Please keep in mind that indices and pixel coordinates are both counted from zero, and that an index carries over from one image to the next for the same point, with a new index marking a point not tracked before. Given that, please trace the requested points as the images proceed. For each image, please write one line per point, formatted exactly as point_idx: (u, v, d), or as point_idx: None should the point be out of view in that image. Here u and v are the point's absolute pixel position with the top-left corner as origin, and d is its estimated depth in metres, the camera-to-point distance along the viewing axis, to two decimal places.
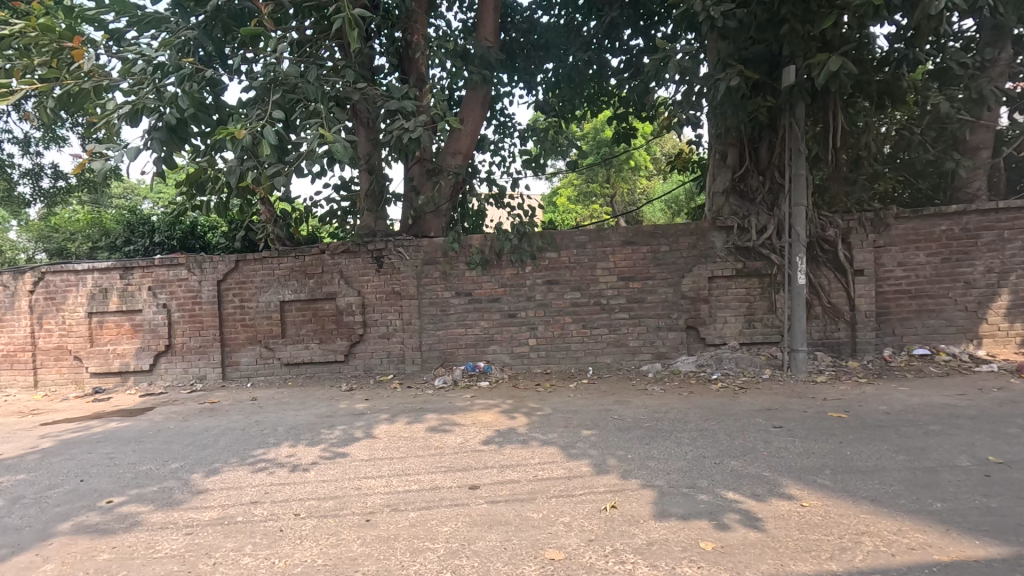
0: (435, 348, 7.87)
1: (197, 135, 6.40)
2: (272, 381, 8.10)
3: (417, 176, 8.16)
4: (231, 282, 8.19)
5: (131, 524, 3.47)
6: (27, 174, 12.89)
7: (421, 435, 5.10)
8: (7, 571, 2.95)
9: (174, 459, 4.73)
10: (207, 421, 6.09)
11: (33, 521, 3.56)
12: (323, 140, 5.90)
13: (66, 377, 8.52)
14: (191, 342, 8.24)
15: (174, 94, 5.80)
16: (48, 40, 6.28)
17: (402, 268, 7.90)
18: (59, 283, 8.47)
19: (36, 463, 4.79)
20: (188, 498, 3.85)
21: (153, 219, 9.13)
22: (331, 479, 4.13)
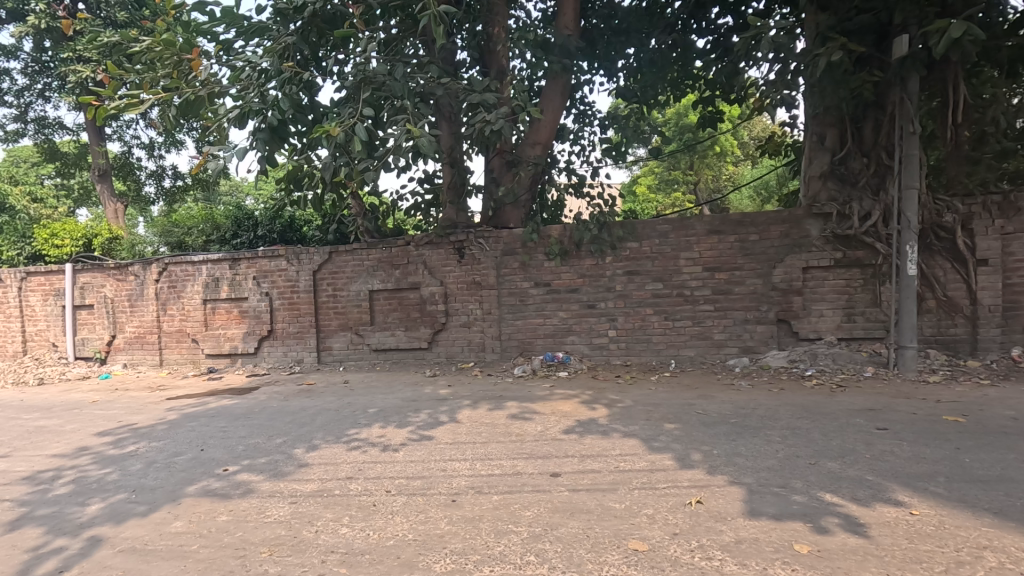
0: (514, 337, 7.97)
1: (294, 135, 6.86)
2: (361, 366, 8.57)
3: (498, 168, 8.29)
4: (325, 272, 8.74)
5: (244, 491, 3.83)
6: (152, 175, 14.42)
7: (503, 421, 5.22)
8: (146, 525, 3.36)
9: (277, 434, 5.14)
10: (305, 401, 6.56)
11: (164, 483, 4.02)
12: (410, 135, 6.15)
13: (185, 357, 9.48)
14: (290, 327, 8.90)
15: (276, 97, 6.28)
16: (170, 53, 6.96)
17: (482, 258, 8.06)
18: (179, 273, 9.41)
19: (164, 433, 5.39)
20: (292, 471, 4.19)
21: (257, 214, 9.90)
22: (418, 459, 4.32)
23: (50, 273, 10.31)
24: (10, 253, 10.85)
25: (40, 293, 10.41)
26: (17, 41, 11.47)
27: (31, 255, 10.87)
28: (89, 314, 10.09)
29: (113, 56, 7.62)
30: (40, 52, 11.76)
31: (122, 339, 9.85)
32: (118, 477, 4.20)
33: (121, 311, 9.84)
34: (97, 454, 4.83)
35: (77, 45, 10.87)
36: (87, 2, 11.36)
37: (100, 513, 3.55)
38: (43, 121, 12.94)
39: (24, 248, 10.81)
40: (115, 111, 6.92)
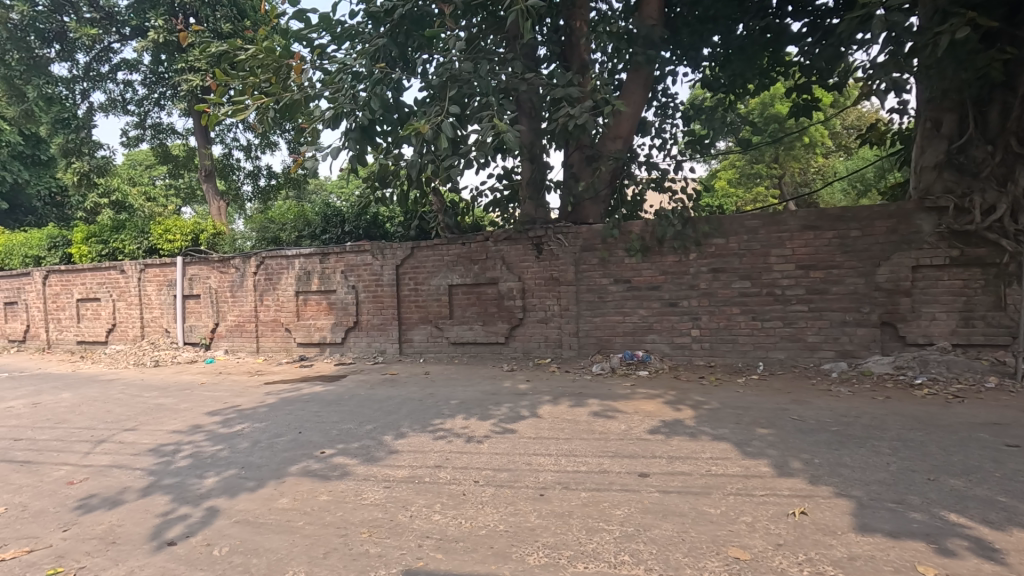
0: (592, 335, 7.88)
1: (382, 134, 7.11)
2: (440, 358, 8.80)
3: (578, 163, 8.23)
4: (407, 267, 9.03)
5: (342, 473, 4.03)
6: (249, 175, 15.52)
7: (585, 418, 5.18)
8: (257, 500, 3.60)
9: (367, 421, 5.37)
10: (390, 390, 6.82)
11: (269, 461, 4.31)
12: (495, 132, 6.24)
13: (279, 345, 10.12)
14: (374, 319, 9.27)
15: (367, 97, 6.53)
16: (271, 60, 7.41)
17: (561, 254, 8.03)
18: (275, 266, 10.05)
19: (265, 415, 5.78)
20: (383, 456, 4.36)
21: (344, 211, 10.36)
22: (503, 452, 4.37)
23: (164, 265, 11.32)
24: (132, 247, 12.00)
25: (155, 283, 11.46)
26: (139, 54, 12.66)
27: (148, 249, 11.96)
28: (196, 303, 11.00)
29: (221, 65, 8.22)
30: (158, 64, 12.92)
31: (225, 327, 10.66)
32: (229, 453, 4.55)
33: (224, 300, 10.65)
34: (209, 432, 5.25)
35: (189, 57, 11.86)
36: (197, 17, 12.35)
37: (216, 486, 3.86)
38: (158, 127, 14.21)
39: (143, 243, 11.91)
40: (223, 116, 7.46)
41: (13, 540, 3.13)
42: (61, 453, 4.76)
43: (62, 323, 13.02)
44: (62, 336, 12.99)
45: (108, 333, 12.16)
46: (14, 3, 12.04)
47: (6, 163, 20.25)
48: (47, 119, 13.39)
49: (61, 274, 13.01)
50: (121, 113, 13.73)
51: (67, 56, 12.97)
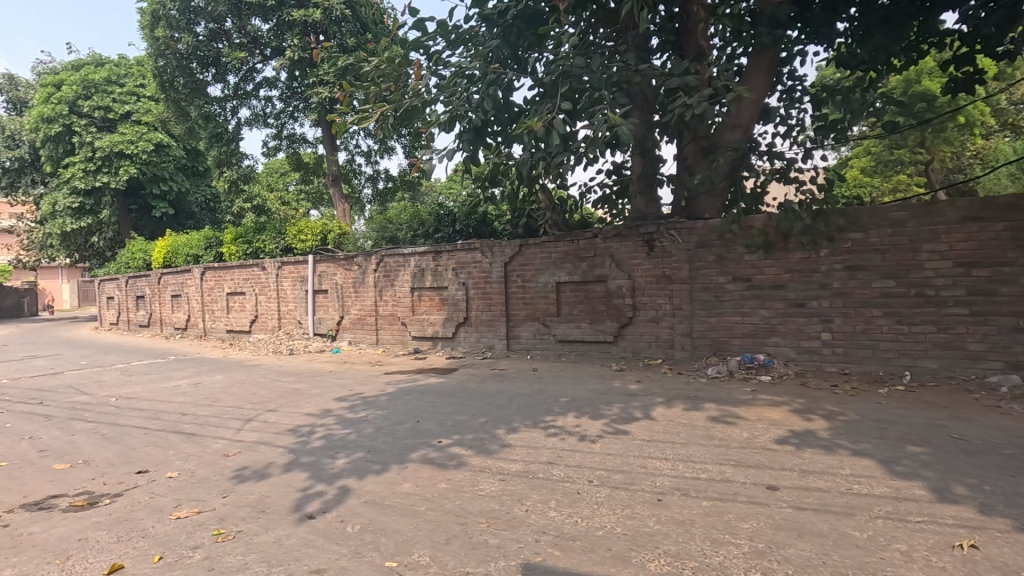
0: (707, 336, 7.48)
1: (494, 134, 7.25)
2: (547, 355, 8.82)
3: (692, 156, 7.87)
4: (516, 264, 9.15)
5: (459, 463, 4.16)
6: (369, 179, 16.68)
7: (703, 423, 4.92)
8: (382, 482, 3.83)
9: (480, 414, 5.52)
10: (500, 385, 6.96)
11: (392, 447, 4.56)
12: (608, 126, 6.10)
13: (396, 338, 10.73)
14: (484, 315, 9.52)
15: (480, 98, 6.69)
16: (392, 69, 7.83)
17: (674, 251, 7.71)
18: (393, 264, 10.67)
19: (386, 403, 6.15)
20: (497, 449, 4.44)
21: (455, 211, 10.72)
22: (617, 453, 4.27)
23: (298, 262, 12.45)
24: (271, 247, 13.35)
25: (290, 279, 12.64)
26: (277, 72, 14.05)
27: (284, 248, 13.22)
28: (324, 298, 11.98)
29: (348, 76, 8.85)
30: (293, 80, 14.26)
31: (348, 320, 11.51)
32: (357, 437, 4.89)
33: (348, 295, 11.50)
34: (338, 416, 5.68)
35: (319, 71, 12.96)
36: (326, 34, 13.48)
37: (347, 467, 4.16)
38: (292, 137, 15.67)
39: (280, 243, 13.19)
40: (350, 124, 8.00)
41: (185, 501, 3.59)
42: (219, 428, 5.40)
43: (215, 313, 14.81)
44: (215, 325, 14.78)
45: (251, 323, 13.64)
46: (180, 35, 13.87)
47: (173, 176, 23.41)
48: (205, 135, 15.29)
49: (215, 271, 14.80)
50: (263, 126, 15.31)
51: (221, 78, 14.69)
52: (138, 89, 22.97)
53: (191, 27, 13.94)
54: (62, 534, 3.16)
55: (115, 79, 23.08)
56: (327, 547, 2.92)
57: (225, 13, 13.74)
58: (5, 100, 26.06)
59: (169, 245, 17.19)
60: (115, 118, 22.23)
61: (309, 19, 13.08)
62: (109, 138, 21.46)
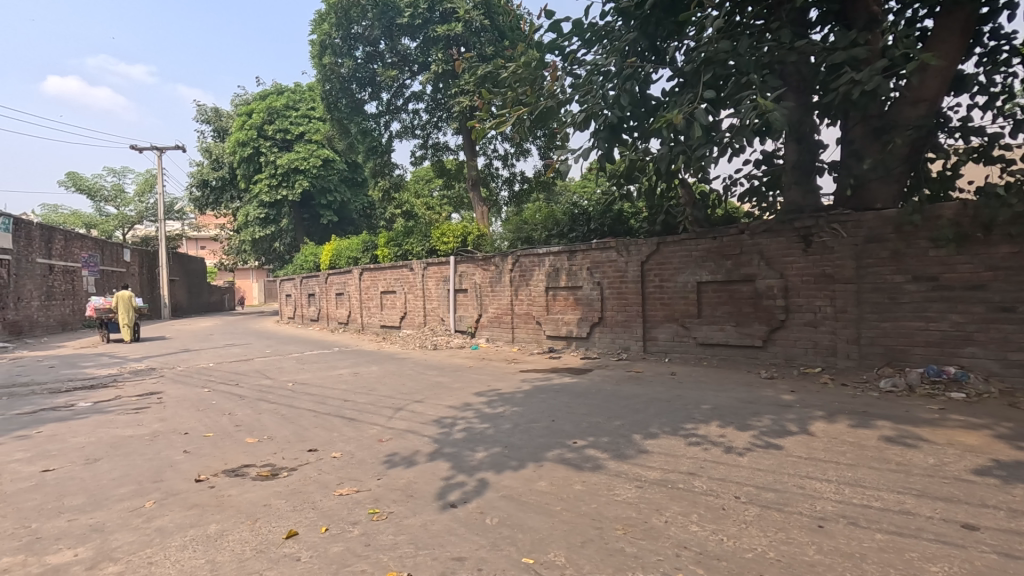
0: (878, 343, 6.55)
1: (630, 130, 7.06)
2: (687, 359, 8.37)
3: (860, 138, 6.95)
4: (653, 263, 8.83)
5: (594, 465, 4.11)
6: (506, 182, 17.31)
7: (875, 443, 4.30)
8: (519, 478, 3.92)
9: (615, 417, 5.39)
10: (636, 388, 6.76)
11: (528, 444, 4.65)
12: (758, 112, 5.61)
13: (531, 336, 10.94)
14: (619, 316, 9.32)
15: (616, 95, 6.55)
16: (528, 73, 7.97)
17: (836, 246, 6.88)
18: (529, 263, 10.90)
19: (523, 401, 6.28)
20: (633, 455, 4.30)
21: (590, 209, 10.62)
22: (768, 469, 3.90)
23: (441, 263, 13.26)
24: (417, 249, 14.39)
25: (434, 279, 13.52)
26: (423, 86, 15.13)
27: (429, 249, 14.16)
28: (465, 296, 12.62)
29: (485, 83, 9.20)
30: (437, 92, 15.27)
31: (486, 318, 11.98)
32: (495, 432, 5.06)
33: (486, 294, 11.98)
34: (477, 410, 5.93)
35: (460, 82, 13.73)
36: (467, 46, 14.23)
37: (486, 460, 4.32)
38: (436, 146, 16.74)
39: (425, 245, 14.15)
40: (488, 130, 8.28)
41: (346, 479, 4.00)
42: (375, 415, 5.93)
43: (371, 310, 16.35)
44: (371, 320, 16.32)
45: (401, 319, 14.83)
46: (343, 60, 15.53)
47: (337, 187, 26.34)
48: (363, 148, 16.97)
49: (370, 271, 16.35)
50: (411, 137, 16.56)
51: (375, 96, 16.11)
52: (309, 112, 26.15)
53: (352, 52, 15.54)
54: (252, 499, 3.69)
55: (291, 104, 26.40)
56: (467, 536, 3.05)
57: (379, 36, 15.10)
58: (213, 129, 31.25)
59: (333, 249, 19.34)
60: (292, 139, 25.61)
61: (451, 33, 13.93)
62: (288, 156, 24.83)
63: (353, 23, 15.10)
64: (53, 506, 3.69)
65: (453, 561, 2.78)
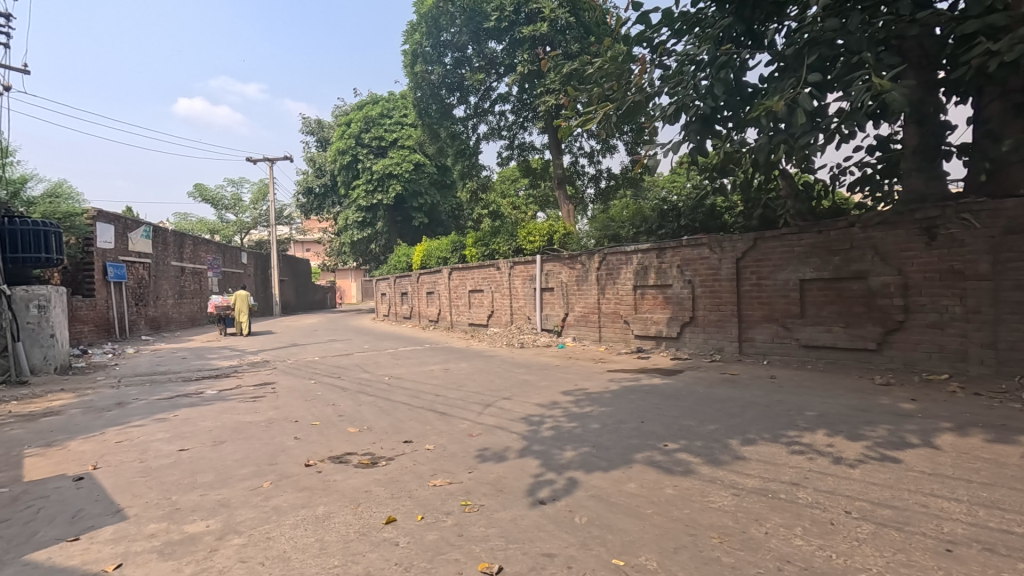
0: (1021, 348, 5.76)
1: (725, 120, 6.73)
2: (788, 362, 7.84)
3: (997, 116, 6.18)
4: (750, 259, 8.35)
5: (687, 470, 3.97)
6: (592, 180, 17.19)
7: (1016, 462, 3.80)
8: (608, 479, 3.87)
9: (709, 421, 5.18)
10: (731, 391, 6.44)
11: (616, 446, 4.58)
12: (872, 94, 5.14)
13: (618, 336, 10.75)
14: (712, 316, 8.92)
15: (709, 85, 6.27)
16: (615, 67, 7.75)
17: (967, 238, 6.15)
18: (616, 261, 10.71)
19: (611, 401, 6.20)
20: (729, 461, 4.11)
21: (680, 205, 10.25)
22: (884, 484, 3.56)
23: (527, 262, 13.39)
24: (504, 248, 14.64)
25: (521, 278, 13.65)
26: (509, 88, 15.35)
27: (515, 249, 14.36)
28: (551, 295, 12.64)
29: (570, 81, 9.14)
30: (523, 93, 15.43)
31: (573, 317, 11.94)
32: (582, 432, 5.04)
33: (573, 293, 11.93)
34: (564, 409, 5.94)
35: (546, 81, 13.79)
36: (552, 45, 14.27)
37: (575, 459, 4.31)
38: (523, 146, 16.90)
39: (512, 244, 14.36)
40: (574, 127, 8.21)
41: (440, 471, 4.16)
42: (465, 410, 6.11)
43: (460, 308, 16.83)
44: (460, 318, 16.80)
45: (488, 318, 15.13)
46: (433, 67, 16.11)
47: (428, 189, 27.42)
48: (452, 151, 17.52)
49: (459, 270, 16.83)
50: (498, 139, 16.85)
51: (463, 100, 16.52)
52: (402, 119, 27.36)
53: (441, 58, 16.04)
54: (355, 485, 3.95)
55: (386, 112, 27.74)
56: (556, 533, 3.06)
57: (467, 41, 15.49)
58: (317, 140, 33.66)
59: (425, 249, 20.13)
60: (387, 145, 26.99)
61: (537, 33, 14.01)
62: (382, 162, 26.22)
63: (442, 30, 15.63)
64: (189, 482, 4.17)
65: (542, 558, 2.81)
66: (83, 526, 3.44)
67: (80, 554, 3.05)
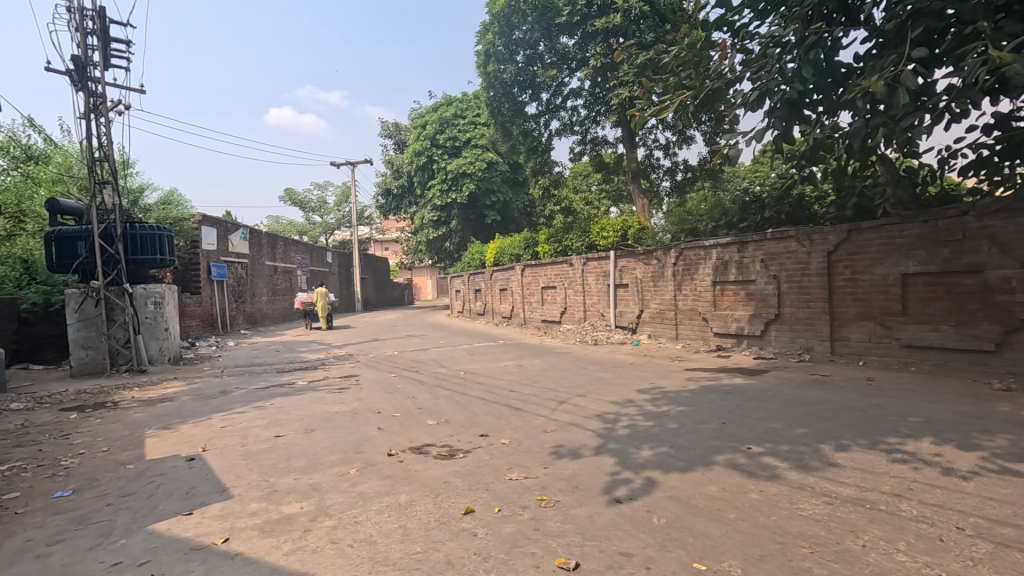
0: None
1: (814, 104, 6.30)
2: (887, 363, 7.25)
3: None
4: (843, 253, 7.79)
5: (772, 474, 3.78)
6: (667, 173, 16.71)
7: None
8: (688, 480, 3.76)
9: (798, 424, 4.89)
10: (822, 393, 6.04)
11: (696, 446, 4.44)
12: (989, 67, 4.61)
13: (696, 333, 10.37)
14: (799, 313, 8.40)
15: (796, 67, 5.89)
16: (693, 54, 7.43)
17: None
18: (694, 256, 10.34)
19: (689, 400, 6.01)
20: (820, 467, 3.87)
21: (764, 196, 9.75)
22: (1004, 500, 3.21)
23: (601, 258, 13.22)
24: (577, 244, 14.55)
25: (594, 274, 13.50)
26: (582, 82, 15.19)
27: (588, 245, 14.23)
28: (625, 291, 12.41)
29: (644, 70, 8.87)
30: (595, 87, 15.22)
31: (648, 314, 11.66)
32: (660, 431, 4.92)
33: (648, 289, 11.65)
34: (640, 408, 5.83)
35: (619, 73, 13.53)
36: (626, 36, 13.95)
37: (652, 459, 4.23)
38: (595, 141, 16.68)
39: (585, 240, 14.25)
40: (648, 119, 7.96)
41: (516, 465, 4.22)
42: (540, 407, 6.15)
43: (533, 305, 16.90)
44: (533, 314, 16.88)
45: (561, 314, 15.10)
46: (506, 66, 16.28)
47: (500, 187, 27.78)
48: (525, 149, 17.63)
49: (531, 267, 16.90)
50: (570, 134, 16.75)
51: (535, 97, 16.54)
52: (475, 119, 27.79)
53: (513, 57, 16.18)
54: (434, 476, 4.08)
55: (459, 113, 28.29)
56: (634, 533, 3.02)
57: (539, 38, 15.49)
58: (395, 143, 35.00)
59: (498, 247, 20.39)
60: (460, 145, 27.59)
61: (610, 25, 13.76)
62: (457, 162, 26.86)
63: (514, 28, 15.75)
64: (284, 466, 4.49)
65: (620, 557, 2.78)
66: (195, 502, 3.80)
67: (194, 528, 3.38)
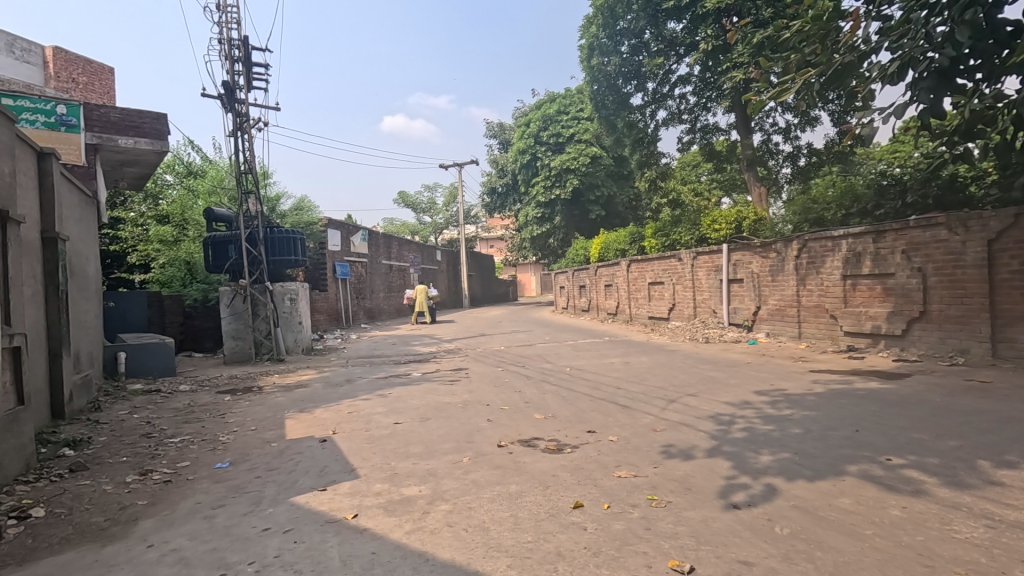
0: None
1: (971, 71, 5.50)
2: None
3: None
4: (1008, 241, 6.77)
5: (918, 490, 3.38)
6: (788, 158, 15.51)
7: None
8: (815, 490, 3.48)
9: (949, 436, 4.33)
10: (981, 402, 5.28)
11: (824, 454, 4.09)
12: None
13: (823, 332, 9.50)
14: (951, 310, 7.41)
15: (948, 30, 5.18)
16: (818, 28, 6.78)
17: None
18: (819, 248, 9.48)
19: (815, 404, 5.54)
20: (979, 485, 3.40)
21: (906, 178, 8.73)
22: None
23: (712, 251, 12.57)
24: (687, 238, 13.96)
25: (705, 268, 12.86)
26: (691, 68, 14.51)
27: (698, 238, 13.60)
28: (740, 286, 11.68)
29: (760, 50, 8.26)
30: (706, 71, 14.47)
31: (766, 310, 10.90)
32: (781, 436, 4.59)
33: (766, 284, 10.87)
34: (759, 410, 5.47)
35: (733, 55, 12.76)
36: (740, 14, 13.11)
37: (774, 465, 3.96)
38: (706, 128, 15.87)
39: (695, 233, 13.66)
40: (766, 102, 7.42)
41: (625, 463, 4.16)
42: (648, 405, 6.00)
43: (639, 301, 16.48)
44: (639, 311, 16.46)
45: (669, 311, 14.57)
46: (610, 58, 16.03)
47: (604, 181, 27.43)
48: (630, 141, 17.24)
49: (637, 262, 16.50)
50: (678, 123, 16.10)
51: (641, 87, 16.08)
52: (579, 114, 27.67)
53: (617, 48, 15.88)
54: (543, 469, 4.15)
55: (562, 109, 28.28)
56: (753, 541, 2.86)
57: (644, 26, 14.99)
58: (500, 142, 35.80)
59: (603, 242, 20.14)
60: (564, 141, 27.59)
61: (722, 5, 13.00)
62: (560, 158, 26.94)
63: (619, 19, 15.41)
64: (404, 451, 4.81)
65: (739, 564, 2.65)
66: (329, 480, 4.19)
67: (328, 502, 3.73)
